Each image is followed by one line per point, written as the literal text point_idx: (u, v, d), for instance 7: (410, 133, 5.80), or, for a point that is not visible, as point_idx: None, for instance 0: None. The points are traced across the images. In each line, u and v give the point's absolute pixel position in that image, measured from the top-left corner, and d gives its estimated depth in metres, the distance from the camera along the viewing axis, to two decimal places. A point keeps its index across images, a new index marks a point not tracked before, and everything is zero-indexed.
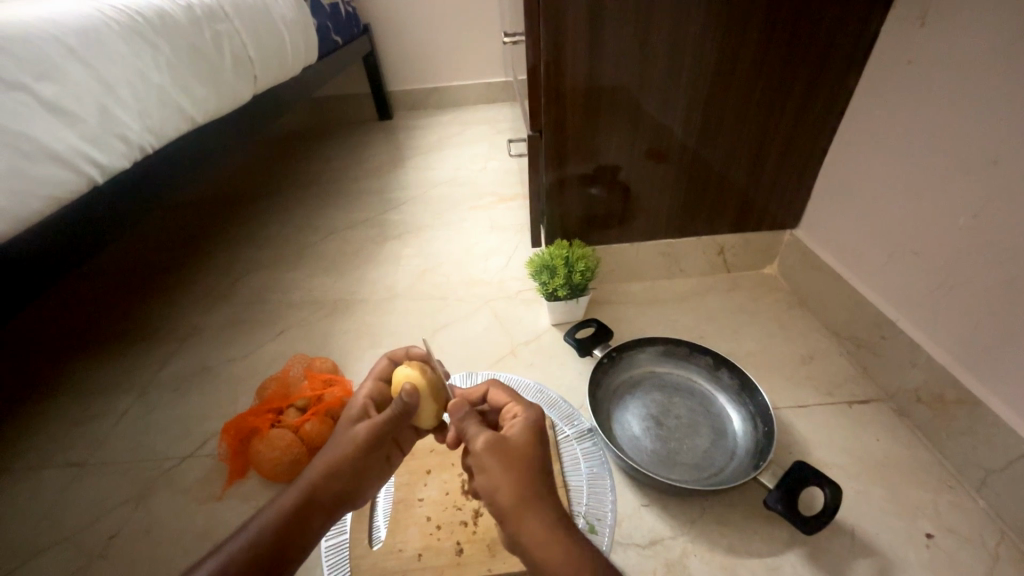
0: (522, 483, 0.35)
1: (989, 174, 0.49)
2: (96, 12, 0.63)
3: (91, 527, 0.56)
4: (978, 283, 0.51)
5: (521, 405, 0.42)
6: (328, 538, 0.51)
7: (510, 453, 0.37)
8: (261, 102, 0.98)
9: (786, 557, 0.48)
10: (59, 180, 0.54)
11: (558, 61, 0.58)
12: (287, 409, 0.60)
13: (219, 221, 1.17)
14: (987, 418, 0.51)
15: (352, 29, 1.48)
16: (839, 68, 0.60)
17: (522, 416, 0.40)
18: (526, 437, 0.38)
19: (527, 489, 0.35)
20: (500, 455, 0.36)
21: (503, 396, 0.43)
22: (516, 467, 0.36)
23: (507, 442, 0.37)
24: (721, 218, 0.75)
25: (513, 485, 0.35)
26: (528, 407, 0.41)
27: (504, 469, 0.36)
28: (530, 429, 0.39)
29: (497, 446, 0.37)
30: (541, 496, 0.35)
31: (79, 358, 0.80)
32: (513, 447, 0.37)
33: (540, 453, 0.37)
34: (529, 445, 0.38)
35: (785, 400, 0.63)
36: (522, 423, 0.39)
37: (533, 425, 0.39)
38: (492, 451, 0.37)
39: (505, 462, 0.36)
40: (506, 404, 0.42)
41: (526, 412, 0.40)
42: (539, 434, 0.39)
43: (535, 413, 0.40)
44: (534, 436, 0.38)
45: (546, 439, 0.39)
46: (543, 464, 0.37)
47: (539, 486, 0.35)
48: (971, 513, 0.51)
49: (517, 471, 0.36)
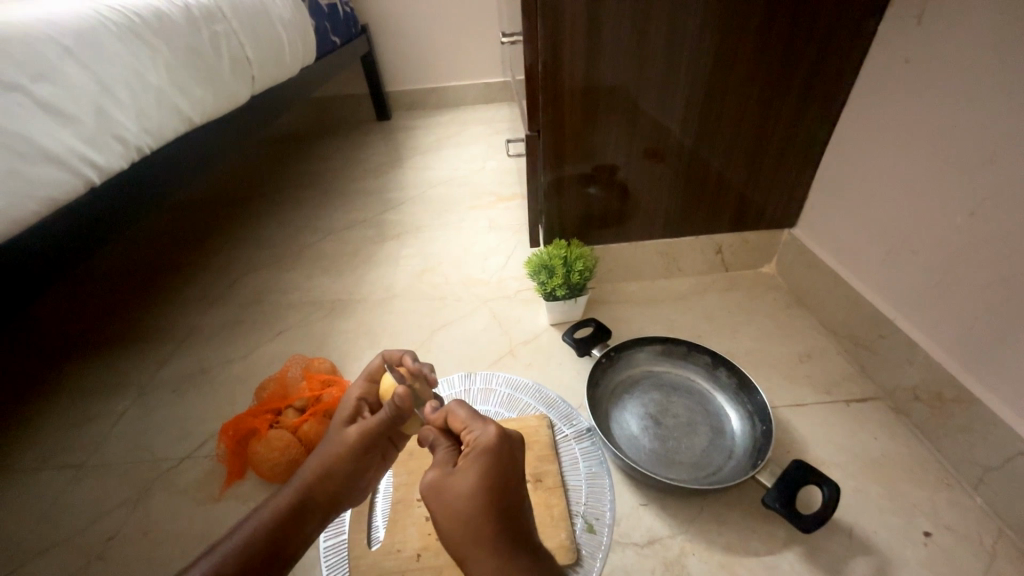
0: (462, 530, 0.34)
1: (986, 173, 0.49)
2: (93, 13, 0.63)
3: (90, 528, 0.56)
4: (974, 281, 0.51)
5: (474, 431, 0.37)
6: (326, 538, 0.51)
7: (450, 496, 0.34)
8: (259, 103, 0.98)
9: (785, 556, 0.48)
10: (57, 181, 0.54)
11: (556, 61, 0.58)
12: (286, 409, 0.60)
13: (218, 222, 1.17)
14: (984, 415, 0.51)
15: (350, 29, 1.48)
16: (836, 66, 0.60)
17: (470, 448, 0.36)
18: (468, 474, 0.35)
19: (467, 535, 0.33)
20: (441, 502, 0.35)
21: (458, 419, 0.39)
22: (455, 513, 0.34)
23: (448, 486, 0.35)
24: (720, 217, 0.75)
25: (454, 530, 0.34)
26: (482, 434, 0.37)
27: (445, 515, 0.34)
28: (475, 464, 0.35)
29: (438, 494, 0.35)
30: (484, 541, 0.33)
31: (78, 359, 0.80)
32: (453, 490, 0.34)
33: (482, 494, 0.34)
34: (478, 483, 0.34)
35: (783, 399, 0.63)
36: (470, 456, 0.36)
37: (482, 458, 0.35)
38: (434, 499, 0.35)
39: (446, 509, 0.34)
40: (461, 429, 0.38)
41: (474, 444, 0.36)
42: (486, 470, 0.35)
43: (487, 441, 0.36)
44: (477, 473, 0.34)
45: (495, 471, 0.35)
46: (489, 501, 0.34)
47: (478, 534, 0.33)
48: (968, 510, 0.51)
49: (455, 517, 0.34)
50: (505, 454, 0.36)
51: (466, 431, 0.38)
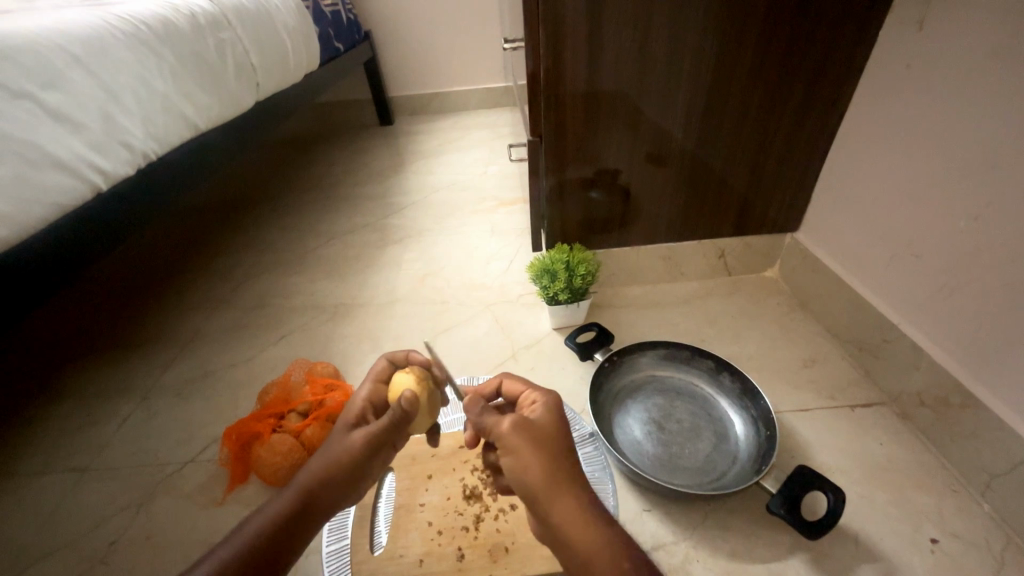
0: (547, 465, 0.35)
1: (988, 178, 0.49)
2: (101, 21, 0.64)
3: (92, 533, 0.56)
4: (979, 285, 0.51)
5: (536, 390, 0.42)
6: (327, 543, 0.50)
7: (536, 432, 0.37)
8: (264, 108, 0.99)
9: (790, 563, 0.48)
10: (64, 187, 0.55)
11: (558, 66, 0.58)
12: (288, 414, 0.60)
13: (222, 226, 1.17)
14: (990, 421, 0.51)
15: (353, 35, 1.49)
16: (837, 71, 0.60)
17: (541, 400, 0.40)
18: (546, 417, 0.38)
19: (556, 469, 0.35)
20: (525, 436, 0.36)
21: (516, 385, 0.44)
22: (544, 447, 0.36)
23: (531, 424, 0.38)
24: (722, 221, 0.75)
25: (539, 465, 0.35)
26: (542, 391, 0.42)
27: (533, 446, 0.36)
28: (549, 410, 0.39)
29: (523, 428, 0.37)
30: (571, 477, 0.35)
31: (81, 363, 0.80)
32: (536, 425, 0.37)
33: (564, 433, 0.37)
34: (554, 425, 0.38)
35: (787, 404, 0.63)
36: (543, 403, 0.40)
37: (552, 407, 0.40)
38: (519, 435, 0.37)
39: (532, 444, 0.36)
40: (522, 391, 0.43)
41: (544, 396, 0.41)
42: (561, 414, 0.39)
43: (552, 394, 0.41)
44: (555, 415, 0.39)
45: (567, 419, 0.40)
46: (567, 441, 0.37)
47: (565, 464, 0.35)
48: (975, 517, 0.51)
49: (540, 451, 0.36)
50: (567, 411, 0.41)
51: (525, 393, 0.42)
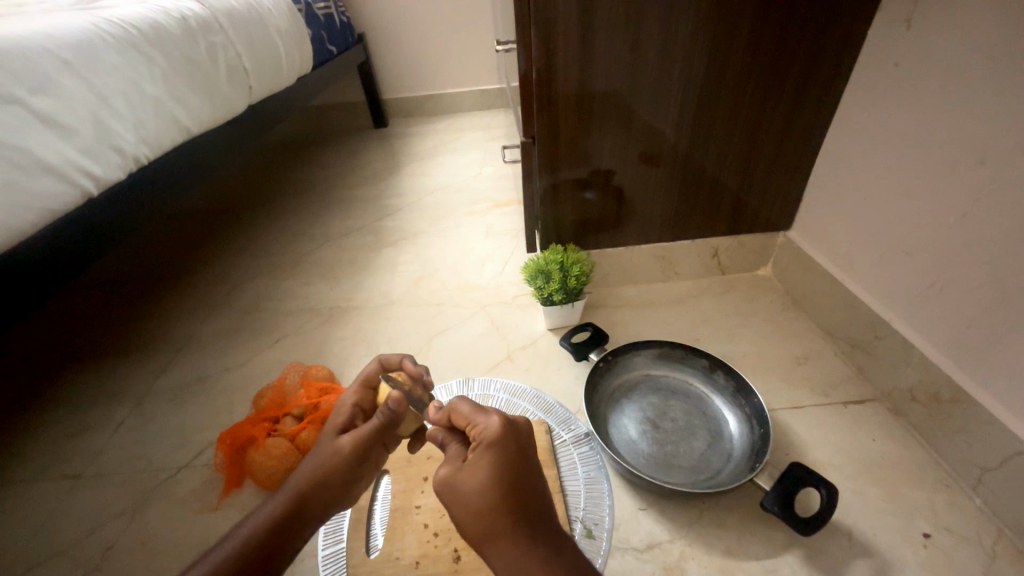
0: (478, 526, 0.32)
1: (975, 175, 0.49)
2: (92, 25, 0.64)
3: (86, 540, 0.56)
4: (968, 281, 0.51)
5: (478, 425, 0.36)
6: (323, 546, 0.50)
7: (463, 493, 0.33)
8: (257, 111, 0.99)
9: (784, 560, 0.48)
10: (54, 193, 0.54)
11: (551, 67, 0.58)
12: (283, 417, 0.61)
13: (216, 230, 1.17)
14: (981, 415, 0.51)
15: (347, 38, 1.49)
16: (827, 71, 0.61)
17: (478, 444, 0.35)
18: (480, 467, 0.33)
19: (489, 532, 0.32)
20: (454, 496, 0.33)
21: (462, 413, 0.38)
22: (471, 509, 0.32)
23: (461, 481, 0.33)
24: (716, 220, 0.76)
25: (471, 527, 0.32)
26: (485, 426, 0.36)
27: (462, 506, 0.33)
28: (482, 458, 0.34)
29: (451, 489, 0.34)
30: (504, 538, 0.31)
31: (75, 369, 0.80)
32: (466, 482, 0.33)
33: (498, 486, 0.32)
34: (485, 479, 0.33)
35: (781, 402, 0.63)
36: (478, 449, 0.34)
37: (489, 450, 0.34)
38: (448, 496, 0.34)
39: (462, 506, 0.33)
40: (466, 422, 0.37)
41: (482, 436, 0.35)
42: (499, 458, 0.34)
43: (491, 433, 0.35)
44: (488, 465, 0.33)
45: (509, 459, 0.34)
46: (502, 493, 0.32)
47: (495, 527, 0.32)
48: (967, 511, 0.51)
49: (471, 513, 0.32)
50: (515, 447, 0.35)
51: (471, 425, 0.37)
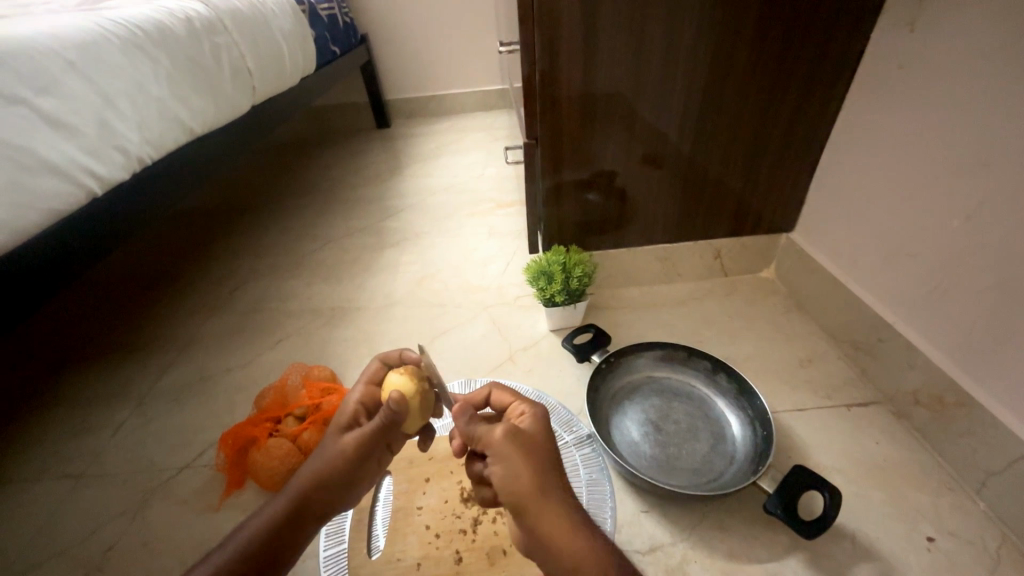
0: (537, 476, 0.35)
1: (980, 177, 0.49)
2: (96, 26, 0.64)
3: (87, 540, 0.56)
4: (971, 284, 0.51)
5: (525, 398, 0.42)
6: (325, 547, 0.50)
7: (526, 442, 0.37)
8: (260, 112, 0.99)
9: (787, 564, 0.48)
10: (57, 193, 0.54)
11: (554, 68, 0.58)
12: (285, 418, 0.60)
13: (219, 230, 1.17)
14: (985, 419, 0.51)
15: (350, 39, 1.49)
16: (830, 72, 0.60)
17: (531, 408, 0.40)
18: (536, 426, 0.39)
19: (544, 478, 0.35)
20: (516, 446, 0.36)
21: (503, 393, 0.43)
22: (532, 458, 0.36)
23: (522, 433, 0.38)
24: (718, 222, 0.75)
25: (529, 477, 0.35)
26: (531, 399, 0.42)
27: (522, 457, 0.36)
28: (537, 419, 0.39)
29: (514, 437, 0.37)
30: (556, 487, 0.36)
31: (77, 369, 0.80)
32: (526, 437, 0.37)
33: (554, 443, 0.38)
34: (542, 436, 0.38)
35: (784, 404, 0.63)
36: (531, 413, 0.40)
37: (541, 416, 0.40)
38: (512, 442, 0.36)
39: (523, 452, 0.36)
40: (509, 400, 0.42)
41: (531, 406, 0.41)
42: (548, 423, 0.40)
43: (541, 403, 0.41)
44: (543, 425, 0.39)
45: (554, 428, 0.40)
46: (554, 451, 0.38)
47: (552, 476, 0.36)
48: (971, 515, 0.51)
49: (530, 462, 0.36)
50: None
51: (514, 402, 0.42)
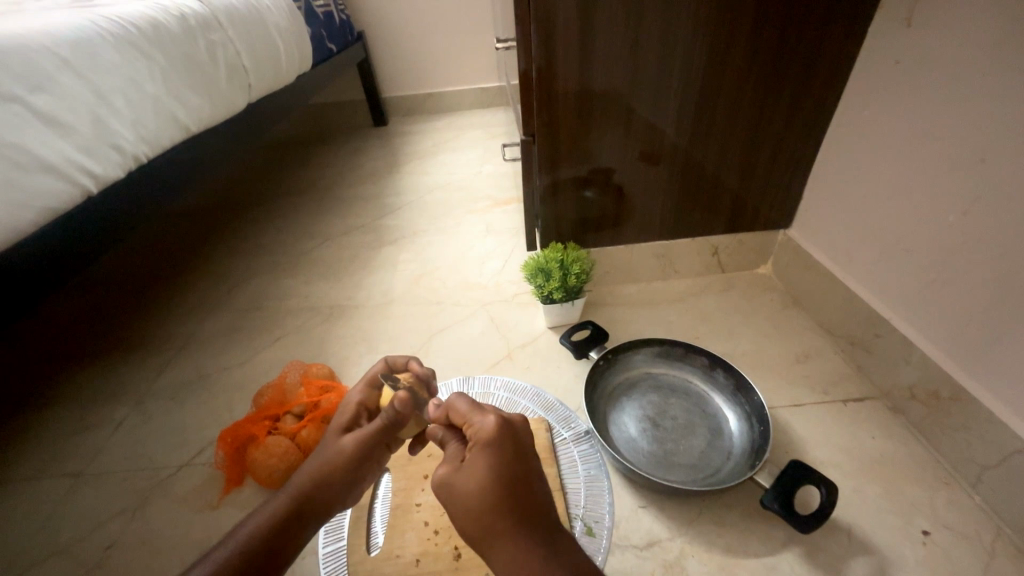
0: (476, 528, 0.32)
1: (975, 173, 0.49)
2: (91, 23, 0.63)
3: (87, 538, 0.56)
4: (966, 279, 0.52)
5: (475, 424, 0.36)
6: (324, 544, 0.51)
7: (459, 494, 0.33)
8: (256, 110, 0.99)
9: (784, 558, 0.48)
10: (53, 191, 0.54)
11: (550, 65, 0.58)
12: (284, 416, 0.61)
13: (216, 229, 1.17)
14: (980, 413, 0.51)
15: (346, 36, 1.49)
16: (827, 68, 0.60)
17: (475, 443, 0.35)
18: (476, 466, 0.33)
19: (488, 528, 0.32)
20: (451, 499, 0.33)
21: (460, 411, 0.38)
22: (468, 510, 0.32)
23: (460, 480, 0.33)
24: (716, 218, 0.76)
25: (469, 528, 0.32)
26: (480, 425, 0.35)
27: (458, 509, 0.33)
28: (481, 456, 0.34)
29: (448, 489, 0.33)
30: (502, 534, 0.31)
31: (76, 368, 0.80)
32: (462, 485, 0.33)
33: (495, 486, 0.32)
34: (482, 480, 0.33)
35: (781, 400, 0.63)
36: (474, 449, 0.34)
37: (485, 450, 0.34)
38: (447, 496, 0.33)
39: (461, 504, 0.33)
40: (464, 421, 0.37)
41: (478, 437, 0.35)
42: (496, 457, 0.34)
43: (488, 432, 0.35)
44: (486, 466, 0.33)
45: (505, 459, 0.34)
46: (500, 492, 0.32)
47: (491, 528, 0.31)
48: (966, 508, 0.51)
49: (468, 515, 0.32)
50: (513, 441, 0.35)
51: (467, 425, 0.37)
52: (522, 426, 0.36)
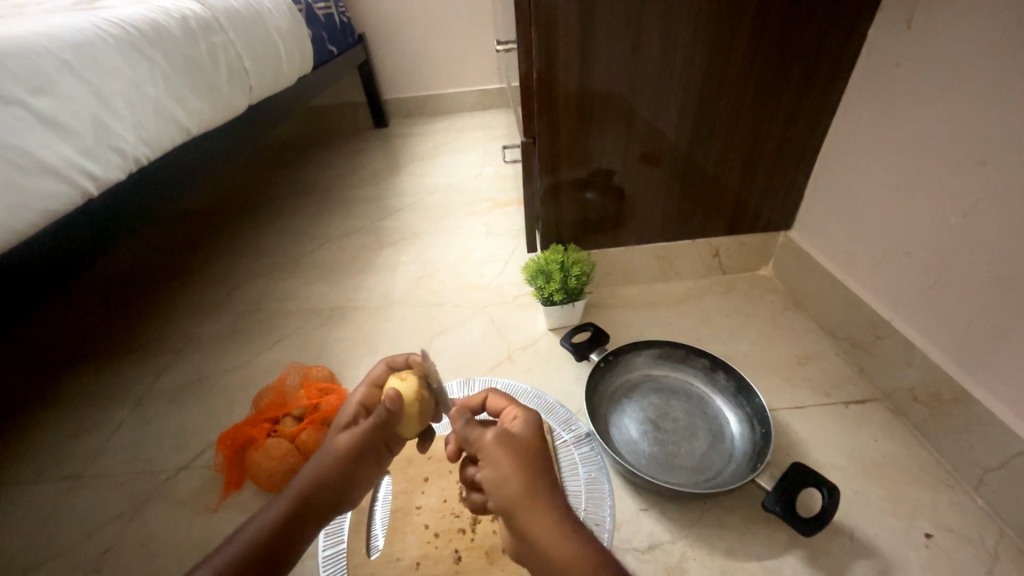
0: (526, 478, 0.36)
1: (977, 174, 0.49)
2: (92, 26, 0.63)
3: (85, 541, 0.56)
4: (968, 282, 0.51)
5: (520, 407, 0.42)
6: (323, 548, 0.50)
7: (516, 447, 0.37)
8: (257, 112, 0.99)
9: (786, 561, 0.48)
10: (54, 193, 0.54)
11: (551, 67, 0.58)
12: (283, 418, 0.60)
13: (217, 230, 1.17)
14: (983, 415, 0.51)
15: (347, 39, 1.49)
16: (828, 70, 0.60)
17: (522, 418, 0.41)
18: (528, 430, 0.39)
19: (533, 485, 0.35)
20: (506, 451, 0.37)
21: (498, 399, 0.44)
22: (522, 461, 0.36)
23: (515, 438, 0.38)
24: (717, 220, 0.75)
25: (518, 479, 0.35)
26: (524, 407, 0.42)
27: (510, 461, 0.36)
28: (530, 425, 0.40)
29: (505, 441, 0.37)
30: (547, 488, 0.36)
31: (75, 370, 0.80)
32: (518, 440, 0.38)
33: (544, 447, 0.38)
34: (534, 441, 0.39)
35: (782, 402, 0.63)
36: (523, 419, 0.40)
37: (533, 421, 0.40)
38: (501, 446, 0.37)
39: (514, 454, 0.37)
40: (504, 407, 0.43)
41: (523, 413, 0.41)
42: (539, 429, 0.40)
43: (533, 411, 0.42)
44: (535, 431, 0.39)
45: (546, 434, 0.40)
46: (546, 454, 0.38)
47: (541, 478, 0.36)
48: (969, 511, 0.51)
49: (519, 467, 0.36)
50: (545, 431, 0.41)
51: (508, 407, 0.43)
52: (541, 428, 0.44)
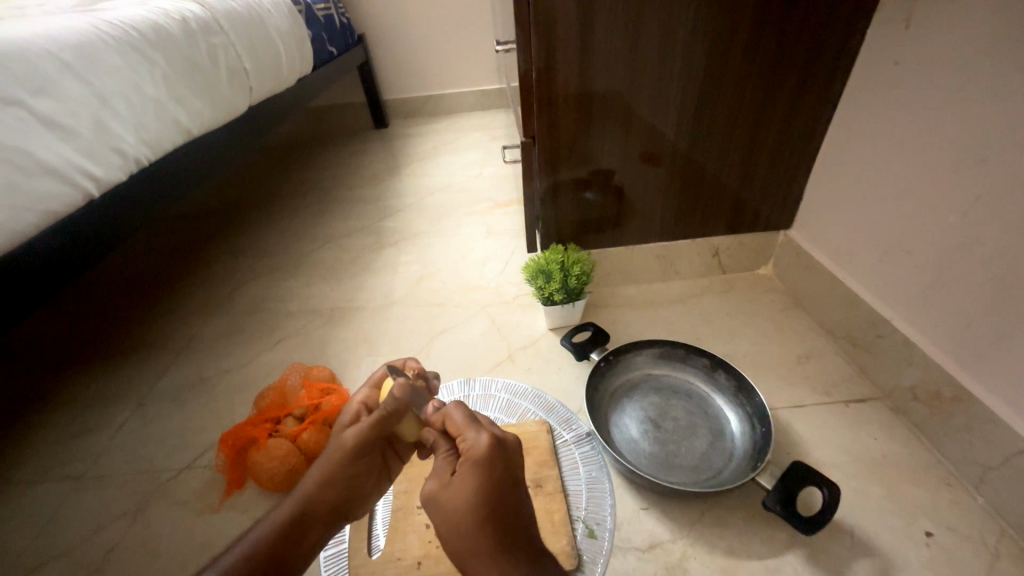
0: (459, 542, 0.33)
1: (976, 173, 0.49)
2: (92, 27, 0.64)
3: (88, 542, 0.56)
4: (967, 280, 0.52)
5: (471, 436, 0.37)
6: (326, 548, 0.50)
7: (447, 509, 0.34)
8: (257, 112, 0.99)
9: (787, 560, 0.48)
10: (55, 194, 0.54)
11: (550, 67, 0.58)
12: (284, 418, 0.60)
13: (218, 231, 1.17)
14: (983, 414, 0.51)
15: (347, 40, 1.49)
16: (827, 70, 0.60)
17: (467, 455, 0.36)
18: (466, 483, 0.34)
19: (466, 544, 0.33)
20: (438, 511, 0.34)
21: (455, 423, 0.38)
22: (454, 526, 0.33)
23: (448, 494, 0.34)
24: (717, 219, 0.76)
25: (452, 542, 0.33)
26: (474, 442, 0.36)
27: (444, 522, 0.34)
28: (469, 474, 0.34)
29: (437, 498, 0.35)
30: (482, 551, 0.32)
31: (77, 370, 0.80)
32: (450, 499, 0.34)
33: (483, 501, 0.33)
34: (470, 496, 0.33)
35: (782, 401, 0.63)
36: (466, 465, 0.35)
37: (475, 468, 0.34)
38: (433, 507, 0.35)
39: (444, 517, 0.34)
40: (459, 433, 0.38)
41: (470, 451, 0.36)
42: (485, 473, 0.34)
43: (480, 449, 0.35)
44: (474, 483, 0.34)
45: (492, 480, 0.34)
46: (484, 512, 0.33)
47: (473, 543, 0.32)
48: (969, 510, 0.51)
49: (451, 529, 0.33)
50: (501, 461, 0.35)
51: (461, 437, 0.37)
52: (513, 450, 0.37)
